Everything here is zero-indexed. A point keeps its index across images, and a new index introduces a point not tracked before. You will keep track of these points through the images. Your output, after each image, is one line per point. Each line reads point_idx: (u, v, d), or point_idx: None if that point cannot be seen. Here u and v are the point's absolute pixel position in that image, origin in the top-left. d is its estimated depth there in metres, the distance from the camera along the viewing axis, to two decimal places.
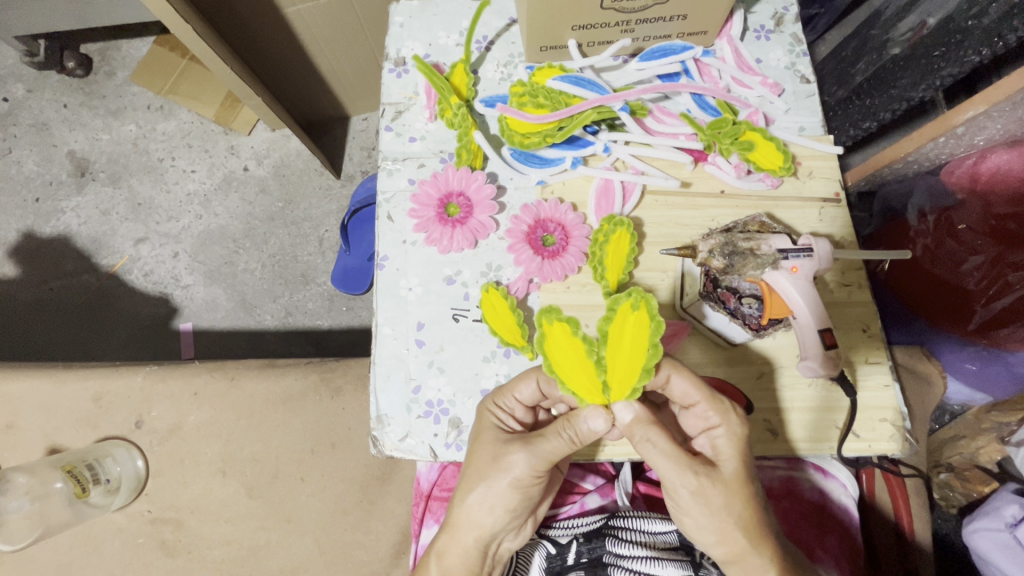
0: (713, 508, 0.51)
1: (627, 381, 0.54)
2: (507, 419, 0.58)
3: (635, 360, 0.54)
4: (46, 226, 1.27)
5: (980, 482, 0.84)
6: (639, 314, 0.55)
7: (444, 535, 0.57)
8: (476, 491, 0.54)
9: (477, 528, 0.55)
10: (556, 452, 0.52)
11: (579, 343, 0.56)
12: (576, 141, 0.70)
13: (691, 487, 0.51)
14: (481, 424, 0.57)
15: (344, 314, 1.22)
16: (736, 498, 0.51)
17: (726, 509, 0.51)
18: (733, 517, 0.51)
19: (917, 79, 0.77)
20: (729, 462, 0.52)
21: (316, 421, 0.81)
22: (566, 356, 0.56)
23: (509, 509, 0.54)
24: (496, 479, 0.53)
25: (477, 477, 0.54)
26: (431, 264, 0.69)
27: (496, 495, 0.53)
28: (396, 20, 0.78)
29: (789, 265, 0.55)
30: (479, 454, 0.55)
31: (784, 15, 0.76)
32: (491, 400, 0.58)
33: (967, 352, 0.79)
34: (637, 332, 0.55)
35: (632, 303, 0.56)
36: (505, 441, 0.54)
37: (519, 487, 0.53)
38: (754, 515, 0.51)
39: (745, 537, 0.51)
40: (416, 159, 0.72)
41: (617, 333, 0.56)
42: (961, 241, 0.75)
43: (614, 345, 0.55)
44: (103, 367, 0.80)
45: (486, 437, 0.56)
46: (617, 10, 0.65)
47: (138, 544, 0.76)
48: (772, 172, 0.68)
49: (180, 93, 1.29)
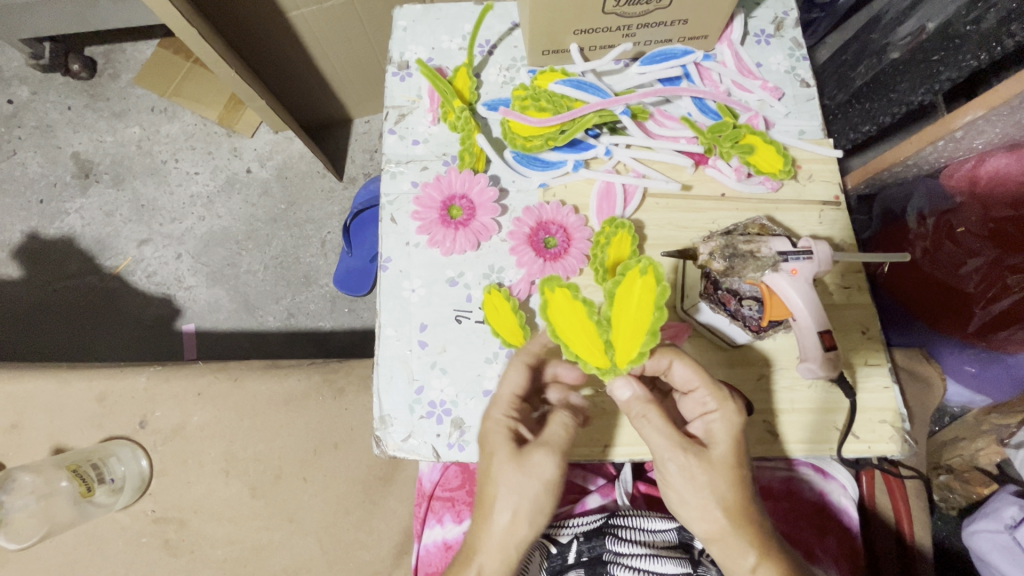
0: (696, 485, 0.52)
1: (632, 345, 0.55)
2: (513, 424, 0.56)
3: (640, 324, 0.56)
4: (50, 228, 1.28)
5: (979, 484, 0.86)
6: (645, 281, 0.56)
7: (481, 555, 0.53)
8: (511, 506, 0.52)
9: (519, 541, 0.53)
10: (565, 440, 0.55)
11: (582, 307, 0.59)
12: (578, 145, 0.71)
13: (678, 461, 0.52)
14: (492, 439, 0.55)
15: (346, 316, 1.22)
16: (721, 479, 0.52)
17: (711, 489, 0.51)
18: (715, 497, 0.51)
19: (917, 83, 0.78)
20: (721, 446, 0.53)
21: (319, 421, 0.81)
22: (570, 321, 0.58)
23: (547, 513, 0.54)
24: (531, 487, 0.53)
25: (510, 493, 0.52)
26: (434, 265, 0.69)
27: (533, 501, 0.53)
28: (400, 24, 0.79)
29: (789, 267, 0.56)
30: (500, 470, 0.53)
31: (785, 19, 0.77)
32: (493, 413, 0.57)
33: (967, 355, 0.80)
34: (644, 296, 0.56)
35: (639, 270, 0.56)
36: (521, 449, 0.54)
37: (551, 489, 0.53)
38: (738, 498, 0.52)
39: (726, 517, 0.52)
40: (420, 162, 0.73)
41: (623, 299, 0.57)
42: (959, 244, 0.74)
43: (620, 308, 0.57)
44: (106, 368, 0.80)
45: (500, 454, 0.54)
46: (619, 14, 0.66)
47: (142, 543, 0.77)
48: (773, 175, 0.68)
49: (184, 95, 1.30)
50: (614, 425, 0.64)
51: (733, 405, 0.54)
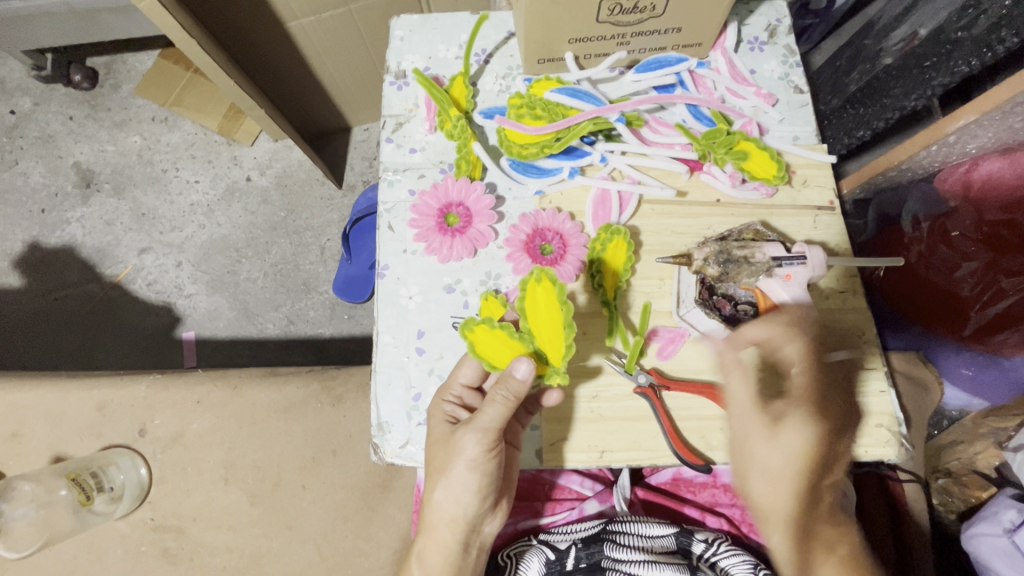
0: (745, 427, 0.60)
1: (557, 342, 0.58)
2: (455, 409, 0.62)
3: (555, 321, 0.59)
4: (51, 237, 1.29)
5: (977, 488, 0.84)
6: (544, 285, 0.59)
7: (422, 537, 0.61)
8: (439, 486, 0.59)
9: (451, 522, 0.60)
10: (493, 420, 0.56)
11: (502, 332, 0.60)
12: (574, 151, 0.71)
13: (743, 409, 0.60)
14: (433, 419, 0.61)
15: (345, 323, 1.23)
16: (770, 433, 0.59)
17: (752, 437, 0.59)
18: (754, 442, 0.59)
19: (910, 88, 0.78)
20: (789, 414, 0.59)
21: (318, 428, 0.81)
22: (497, 350, 0.60)
23: (475, 493, 0.59)
24: (453, 468, 0.58)
25: (437, 473, 0.58)
26: (431, 272, 0.69)
27: (459, 482, 0.58)
28: (397, 34, 0.79)
29: (783, 273, 0.58)
30: (434, 450, 0.60)
31: (778, 26, 0.78)
32: (439, 397, 0.62)
33: (964, 358, 0.79)
34: (547, 300, 0.59)
35: (534, 278, 0.59)
36: (455, 428, 0.59)
37: (476, 469, 0.58)
38: (777, 455, 0.58)
39: (755, 462, 0.59)
40: (417, 170, 0.73)
41: (532, 311, 0.59)
42: (954, 247, 0.75)
43: (533, 318, 0.59)
44: (106, 377, 0.81)
45: (437, 433, 0.60)
46: (613, 23, 0.67)
47: (141, 552, 0.77)
48: (767, 181, 0.69)
49: (184, 105, 1.32)
50: (610, 433, 0.64)
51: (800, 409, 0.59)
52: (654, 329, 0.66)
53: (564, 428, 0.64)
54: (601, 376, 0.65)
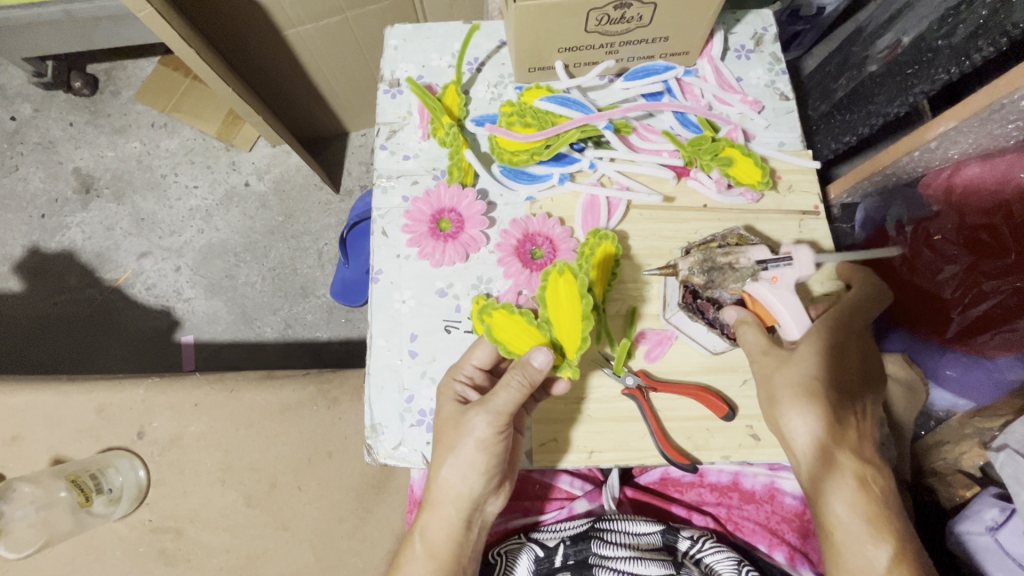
0: (763, 369, 0.59)
1: (574, 334, 0.59)
2: (464, 389, 0.62)
3: (575, 313, 0.60)
4: (51, 242, 1.30)
5: (962, 487, 0.79)
6: (566, 278, 0.61)
7: (426, 513, 0.62)
8: (447, 463, 0.59)
9: (456, 499, 0.60)
10: (506, 403, 0.57)
11: (521, 319, 0.61)
12: (564, 158, 0.73)
13: (758, 353, 0.59)
14: (443, 397, 0.62)
15: (342, 326, 1.24)
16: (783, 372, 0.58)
17: (771, 376, 0.58)
18: (775, 382, 0.58)
19: (893, 95, 0.79)
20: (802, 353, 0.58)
21: (314, 430, 0.83)
22: (514, 335, 0.61)
23: (481, 473, 0.60)
24: (463, 446, 0.59)
25: (446, 450, 0.59)
26: (424, 276, 0.71)
27: (466, 461, 0.59)
28: (391, 43, 0.81)
29: (770, 275, 0.59)
30: (444, 427, 0.60)
31: (764, 35, 0.80)
32: (449, 376, 0.63)
33: (947, 359, 0.80)
34: (569, 292, 0.60)
35: (557, 271, 0.61)
36: (465, 408, 0.60)
37: (484, 448, 0.59)
38: (795, 393, 0.57)
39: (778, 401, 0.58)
40: (410, 176, 0.75)
41: (553, 301, 0.60)
42: (937, 251, 0.77)
43: (554, 308, 0.60)
44: (105, 381, 0.82)
45: (446, 410, 0.61)
46: (601, 32, 0.68)
47: (139, 553, 0.78)
48: (752, 187, 0.70)
49: (183, 110, 1.34)
50: (596, 432, 0.65)
51: (813, 343, 0.58)
52: (641, 332, 0.68)
53: (552, 429, 0.65)
54: (590, 377, 0.66)
